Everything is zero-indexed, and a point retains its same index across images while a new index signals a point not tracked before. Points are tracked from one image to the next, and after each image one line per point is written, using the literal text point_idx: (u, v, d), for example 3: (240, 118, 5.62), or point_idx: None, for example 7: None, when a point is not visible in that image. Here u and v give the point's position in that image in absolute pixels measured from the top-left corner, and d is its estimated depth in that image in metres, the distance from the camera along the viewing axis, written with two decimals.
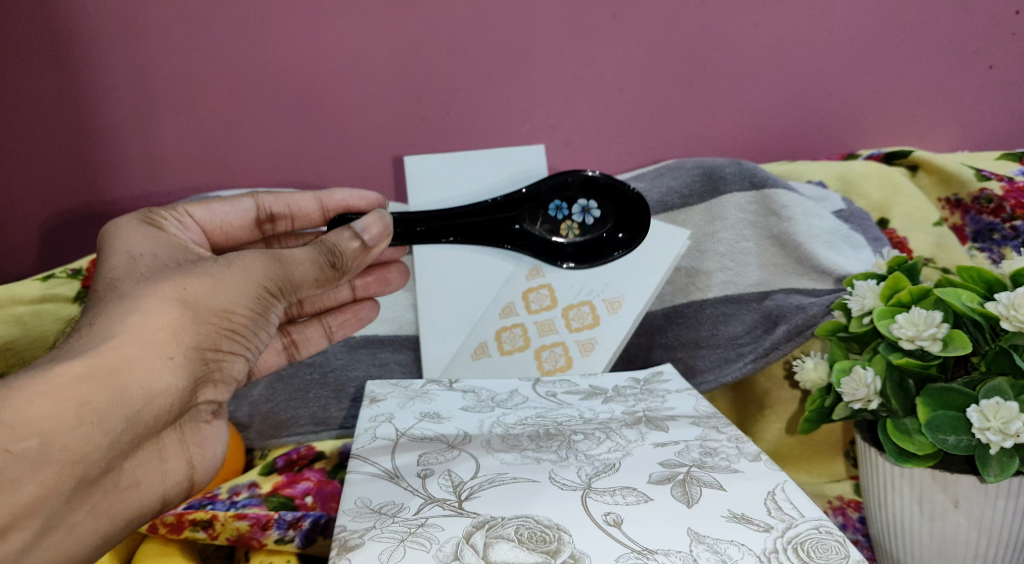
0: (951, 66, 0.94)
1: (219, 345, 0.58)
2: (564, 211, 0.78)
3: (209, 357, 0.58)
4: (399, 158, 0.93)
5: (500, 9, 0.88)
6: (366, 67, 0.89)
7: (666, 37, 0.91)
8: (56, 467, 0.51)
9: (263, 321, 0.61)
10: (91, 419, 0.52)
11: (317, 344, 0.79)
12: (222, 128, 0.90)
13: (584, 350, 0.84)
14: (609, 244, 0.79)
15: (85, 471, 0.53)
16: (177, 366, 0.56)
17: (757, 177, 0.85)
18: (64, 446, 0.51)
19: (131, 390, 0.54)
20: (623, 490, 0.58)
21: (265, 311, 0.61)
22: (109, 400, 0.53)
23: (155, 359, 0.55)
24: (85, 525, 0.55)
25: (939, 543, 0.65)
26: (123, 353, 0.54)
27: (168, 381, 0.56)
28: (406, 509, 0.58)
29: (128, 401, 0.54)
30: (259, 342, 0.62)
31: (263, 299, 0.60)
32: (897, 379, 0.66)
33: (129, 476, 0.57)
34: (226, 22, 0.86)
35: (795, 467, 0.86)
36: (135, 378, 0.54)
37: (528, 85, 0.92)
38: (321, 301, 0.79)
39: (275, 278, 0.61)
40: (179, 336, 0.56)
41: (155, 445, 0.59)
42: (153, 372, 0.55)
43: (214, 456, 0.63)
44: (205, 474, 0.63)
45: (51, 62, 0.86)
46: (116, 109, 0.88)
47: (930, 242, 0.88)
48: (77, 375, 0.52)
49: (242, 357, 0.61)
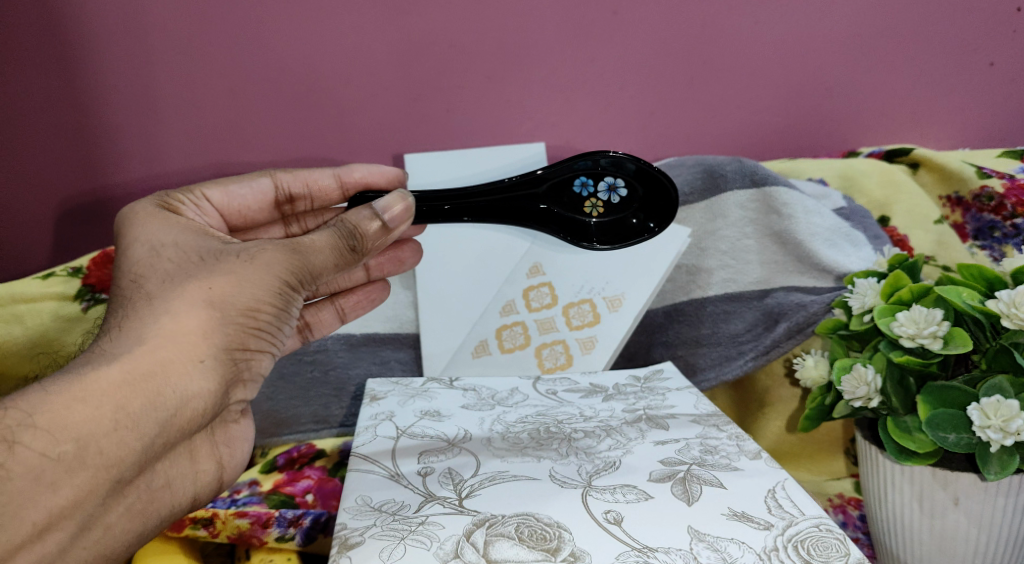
0: (952, 64, 0.94)
1: (247, 345, 0.58)
2: (589, 188, 0.72)
3: (237, 357, 0.58)
4: (399, 156, 0.93)
5: (500, 7, 0.88)
6: (366, 66, 0.89)
7: (666, 35, 0.91)
8: (91, 471, 0.52)
9: (285, 312, 0.60)
10: (126, 423, 0.53)
11: (330, 326, 0.79)
12: (223, 127, 0.90)
13: (584, 348, 0.84)
14: (637, 229, 0.73)
15: (121, 474, 0.54)
16: (207, 369, 0.56)
17: (758, 175, 0.85)
18: (100, 449, 0.52)
19: (165, 395, 0.54)
20: (623, 488, 0.58)
21: (289, 302, 0.60)
22: (142, 405, 0.54)
23: (187, 363, 0.55)
24: (121, 525, 0.56)
25: (940, 541, 0.65)
26: (156, 359, 0.54)
27: (199, 385, 0.56)
28: (407, 507, 0.58)
29: (162, 406, 0.54)
30: (282, 334, 0.61)
31: (286, 291, 0.59)
32: (897, 377, 0.66)
33: (161, 476, 0.58)
34: (227, 21, 0.86)
35: (796, 464, 0.86)
36: (168, 383, 0.54)
37: (528, 83, 0.92)
38: (336, 282, 0.79)
39: (297, 269, 0.60)
40: (208, 339, 0.56)
41: (187, 447, 0.60)
42: (185, 376, 0.55)
43: (241, 455, 0.65)
44: (233, 473, 0.64)
45: (52, 62, 0.86)
46: (117, 109, 0.88)
47: (931, 240, 0.88)
48: (112, 381, 0.53)
49: (268, 353, 0.61)
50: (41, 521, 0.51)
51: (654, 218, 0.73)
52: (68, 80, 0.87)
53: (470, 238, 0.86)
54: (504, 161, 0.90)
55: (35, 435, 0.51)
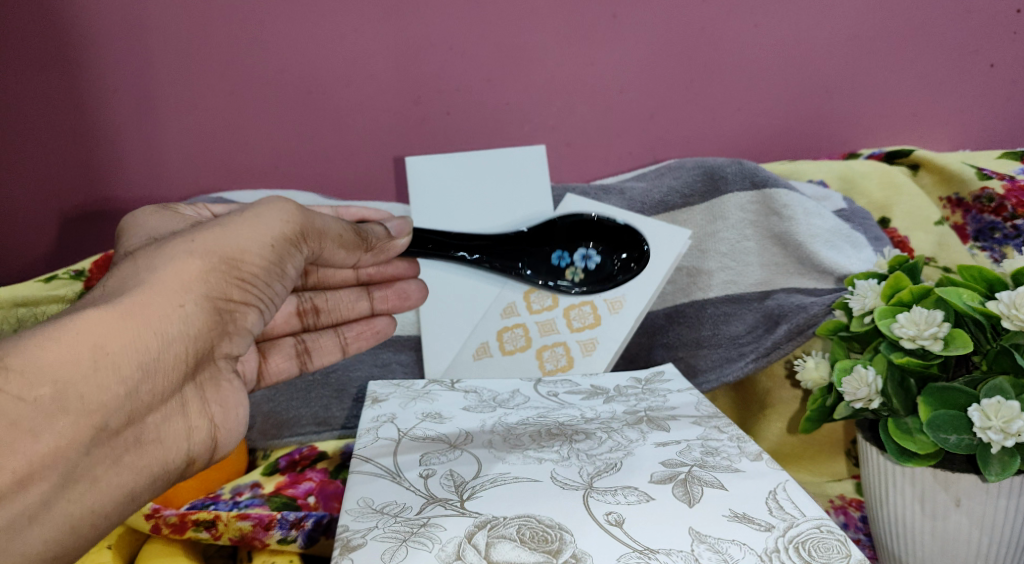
0: (953, 66, 0.94)
1: (232, 294, 0.55)
2: (565, 258, 0.82)
3: (222, 308, 0.55)
4: (399, 158, 0.95)
5: (500, 10, 0.89)
6: (366, 68, 0.90)
7: (666, 37, 0.91)
8: (72, 418, 0.48)
9: (279, 266, 0.58)
10: (105, 365, 0.49)
11: (331, 355, 0.76)
12: (229, 129, 0.92)
13: (585, 350, 0.84)
14: (620, 271, 0.81)
15: (105, 420, 0.50)
16: (188, 315, 0.53)
17: (757, 177, 0.86)
18: (80, 394, 0.48)
19: (143, 336, 0.51)
20: (624, 490, 0.58)
21: (282, 260, 0.58)
22: (121, 345, 0.50)
23: (167, 306, 0.52)
24: (109, 480, 0.51)
25: (941, 542, 0.65)
26: (136, 300, 0.51)
27: (179, 331, 0.52)
28: (408, 509, 0.58)
29: (141, 347, 0.50)
30: (271, 293, 0.58)
31: (280, 245, 0.57)
32: (897, 378, 0.66)
33: (151, 430, 0.53)
34: (230, 26, 0.87)
35: (797, 466, 0.86)
36: (147, 324, 0.51)
37: (528, 86, 0.92)
38: (339, 311, 0.77)
39: (292, 226, 0.58)
40: (191, 284, 0.53)
41: (177, 401, 0.55)
42: (165, 319, 0.52)
43: (239, 419, 0.59)
44: (231, 437, 0.59)
45: (60, 67, 0.88)
46: (124, 114, 0.90)
47: (931, 241, 0.88)
48: (92, 320, 0.49)
49: (257, 307, 0.57)
50: (20, 471, 0.47)
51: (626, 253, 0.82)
52: (77, 85, 0.89)
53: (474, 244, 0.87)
54: (507, 168, 0.89)
55: (8, 377, 0.46)
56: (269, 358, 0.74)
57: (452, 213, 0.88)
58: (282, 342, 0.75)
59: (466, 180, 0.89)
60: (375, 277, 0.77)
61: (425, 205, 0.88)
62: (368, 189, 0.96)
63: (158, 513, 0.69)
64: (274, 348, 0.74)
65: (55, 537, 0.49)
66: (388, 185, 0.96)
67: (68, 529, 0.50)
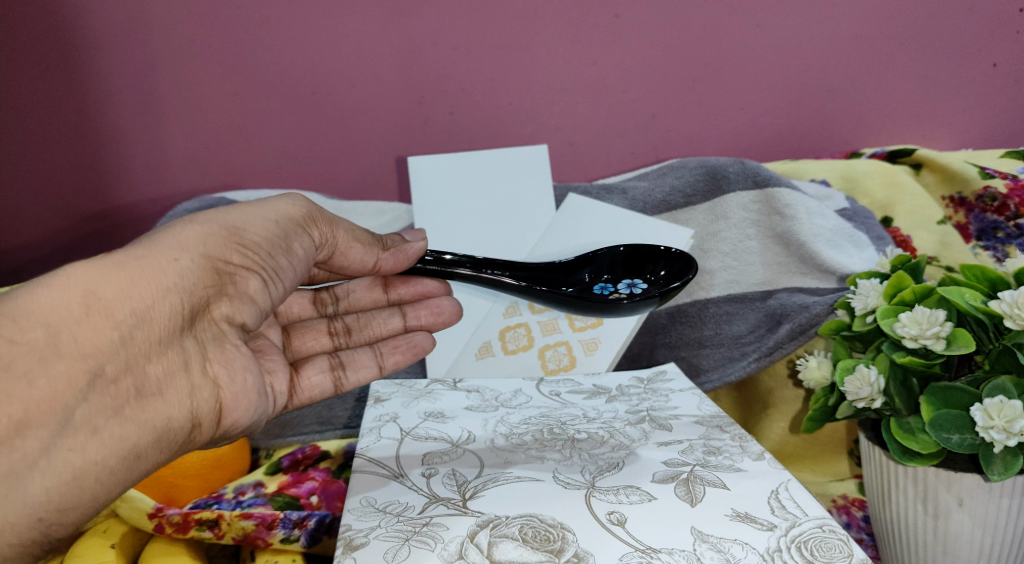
0: (955, 65, 0.94)
1: (231, 257, 0.55)
2: (609, 288, 0.70)
3: (220, 269, 0.54)
4: (402, 158, 0.95)
5: (502, 10, 0.89)
6: (370, 67, 0.90)
7: (668, 37, 0.91)
8: (66, 363, 0.48)
9: (283, 241, 0.58)
10: (97, 311, 0.49)
11: (367, 371, 0.70)
12: (232, 130, 0.92)
13: (588, 349, 0.83)
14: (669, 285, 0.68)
15: (100, 365, 0.49)
16: (185, 269, 0.52)
17: (760, 176, 0.86)
18: (74, 338, 0.49)
19: (136, 283, 0.50)
20: (626, 489, 0.59)
21: (286, 236, 0.58)
22: (114, 290, 0.50)
23: (162, 258, 0.52)
24: (111, 431, 0.50)
25: (943, 542, 0.65)
26: (132, 253, 0.51)
27: (175, 283, 0.52)
28: (411, 508, 0.58)
29: (133, 293, 0.50)
30: (276, 264, 0.57)
31: (283, 222, 0.58)
32: (900, 378, 0.66)
33: (151, 383, 0.51)
34: (233, 26, 0.88)
35: (799, 465, 0.86)
36: (140, 272, 0.51)
37: (530, 86, 0.93)
38: (372, 330, 0.73)
39: (298, 211, 0.60)
40: (189, 243, 0.53)
41: (178, 356, 0.52)
42: (160, 269, 0.51)
43: (247, 386, 0.56)
44: (242, 408, 0.56)
45: (63, 69, 0.89)
46: (128, 115, 0.91)
47: (935, 239, 0.87)
48: (87, 267, 0.50)
49: (261, 275, 0.56)
50: (17, 415, 0.47)
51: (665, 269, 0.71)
52: (81, 86, 0.89)
53: (476, 245, 0.88)
54: (508, 168, 0.90)
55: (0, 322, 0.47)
56: (300, 372, 0.68)
57: (454, 213, 0.88)
58: (315, 359, 0.69)
59: (467, 181, 0.89)
60: (407, 295, 0.73)
61: (425, 203, 0.88)
62: (370, 189, 0.96)
63: (161, 513, 0.69)
64: (306, 363, 0.69)
65: (56, 487, 0.48)
66: (391, 184, 0.96)
67: (70, 482, 0.49)
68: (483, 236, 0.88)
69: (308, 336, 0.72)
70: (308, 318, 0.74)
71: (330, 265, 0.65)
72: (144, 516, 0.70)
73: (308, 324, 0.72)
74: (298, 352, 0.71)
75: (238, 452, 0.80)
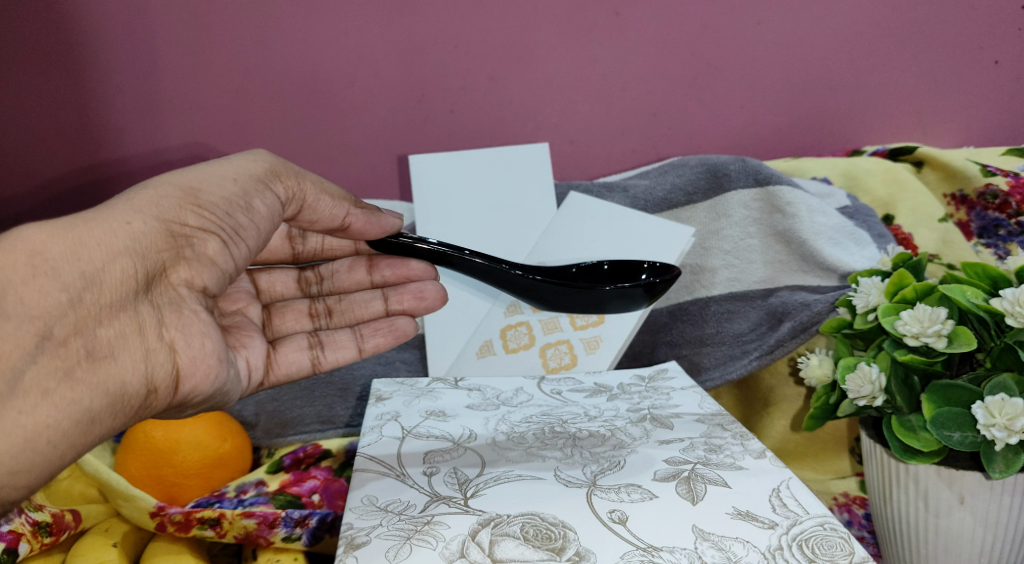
0: (958, 62, 0.94)
1: (187, 218, 0.54)
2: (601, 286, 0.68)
3: (175, 231, 0.53)
4: (404, 157, 0.96)
5: (501, 9, 0.90)
6: (369, 65, 0.92)
7: (667, 36, 0.92)
8: (15, 323, 0.47)
9: (240, 200, 0.57)
10: (46, 271, 0.48)
11: (346, 351, 0.70)
12: (234, 129, 0.94)
13: (589, 348, 0.83)
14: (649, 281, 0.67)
15: (49, 327, 0.48)
16: (138, 232, 0.52)
17: (762, 173, 0.86)
18: (20, 298, 0.47)
19: (87, 244, 0.50)
20: (628, 487, 0.59)
21: (245, 194, 0.57)
22: (63, 252, 0.49)
23: (113, 221, 0.51)
24: (62, 393, 0.48)
25: (945, 539, 0.65)
26: (82, 217, 0.50)
27: (127, 245, 0.51)
28: (412, 507, 0.58)
29: (83, 255, 0.49)
30: (234, 224, 0.56)
31: (242, 180, 0.57)
32: (902, 375, 0.66)
33: (104, 345, 0.50)
34: (235, 26, 0.90)
35: (801, 463, 0.86)
36: (92, 234, 0.50)
37: (530, 84, 0.94)
38: (353, 312, 0.73)
39: (258, 167, 0.59)
40: (143, 206, 0.53)
41: (133, 320, 0.52)
42: (111, 232, 0.51)
43: (205, 350, 0.55)
44: (199, 372, 0.55)
45: (66, 69, 0.91)
46: (130, 114, 0.93)
47: (936, 238, 0.87)
48: (36, 227, 0.49)
49: (219, 237, 0.55)
50: None
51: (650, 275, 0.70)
52: (83, 85, 0.92)
53: (476, 244, 0.88)
54: (509, 167, 0.90)
55: None
56: (277, 349, 0.68)
57: (454, 212, 0.88)
58: (294, 338, 0.69)
59: (468, 180, 0.89)
60: (391, 278, 0.73)
61: (426, 203, 0.88)
62: (371, 187, 0.97)
63: (164, 511, 0.70)
64: (284, 341, 0.69)
65: (8, 451, 0.47)
66: (393, 183, 0.97)
67: (22, 446, 0.47)
68: (483, 234, 0.88)
69: (289, 315, 0.73)
70: (291, 297, 0.74)
71: (299, 222, 0.64)
72: (147, 516, 0.70)
73: (289, 303, 0.73)
74: (277, 331, 0.72)
75: (238, 448, 0.79)
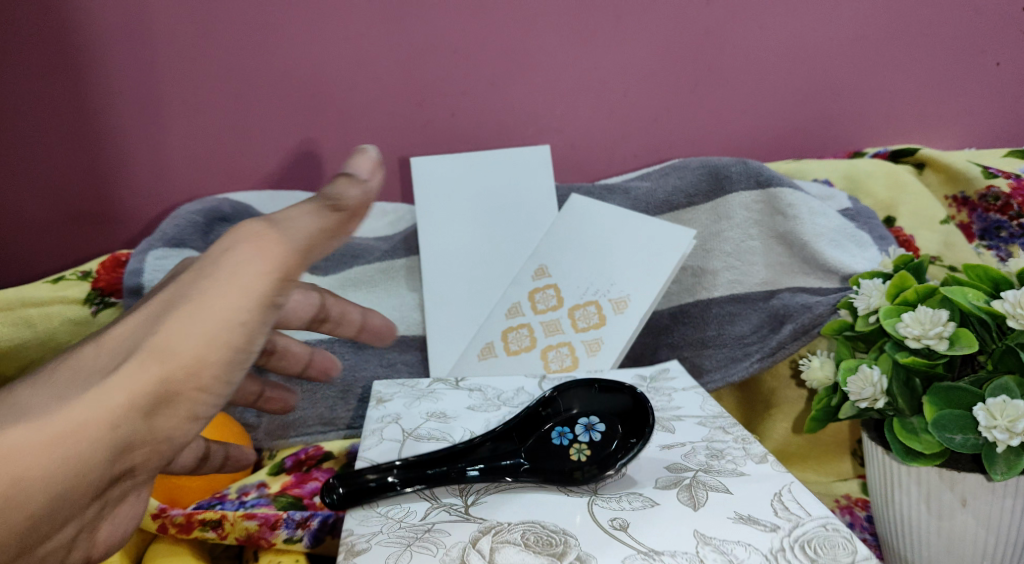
0: (956, 64, 0.95)
1: (176, 406, 0.44)
2: (566, 436, 0.64)
3: (157, 426, 0.44)
4: (405, 159, 0.96)
5: (505, 13, 0.91)
6: (371, 69, 0.92)
7: (670, 39, 0.92)
8: None
9: (235, 363, 0.46)
10: (37, 491, 0.41)
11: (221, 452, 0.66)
12: (236, 132, 0.95)
13: (590, 350, 0.82)
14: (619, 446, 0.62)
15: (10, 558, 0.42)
16: (134, 429, 0.43)
17: (763, 176, 0.86)
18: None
19: (81, 457, 0.42)
20: (629, 496, 0.59)
21: (248, 344, 0.46)
22: (57, 467, 0.42)
23: (116, 409, 0.43)
24: None
25: (947, 540, 0.65)
26: (81, 411, 0.42)
27: (114, 447, 0.43)
28: (413, 514, 0.58)
29: (72, 474, 0.42)
30: (215, 399, 0.46)
31: (252, 325, 0.46)
32: (903, 377, 0.66)
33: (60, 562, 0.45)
34: (238, 29, 0.90)
35: (802, 466, 0.85)
36: (90, 441, 0.42)
37: (532, 88, 0.94)
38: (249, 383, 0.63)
39: (268, 288, 0.46)
40: (149, 388, 0.43)
41: (95, 521, 0.45)
42: (107, 433, 0.42)
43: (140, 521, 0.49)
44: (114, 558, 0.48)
45: (67, 72, 0.90)
46: (127, 119, 0.93)
47: (937, 240, 0.87)
48: (30, 430, 0.41)
49: (196, 424, 0.45)
50: None
51: (626, 423, 0.64)
52: (85, 89, 0.91)
53: (477, 247, 0.88)
54: (509, 168, 0.90)
55: None
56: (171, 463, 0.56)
57: (455, 213, 0.89)
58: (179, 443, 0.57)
59: (470, 182, 0.90)
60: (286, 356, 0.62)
61: (428, 205, 0.89)
62: None
63: (165, 514, 0.70)
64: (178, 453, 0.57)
65: None
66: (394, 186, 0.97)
67: None
68: (482, 239, 0.89)
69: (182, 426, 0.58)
70: None
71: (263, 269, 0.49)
72: (147, 518, 0.70)
73: None
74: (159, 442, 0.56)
75: (240, 453, 0.79)
